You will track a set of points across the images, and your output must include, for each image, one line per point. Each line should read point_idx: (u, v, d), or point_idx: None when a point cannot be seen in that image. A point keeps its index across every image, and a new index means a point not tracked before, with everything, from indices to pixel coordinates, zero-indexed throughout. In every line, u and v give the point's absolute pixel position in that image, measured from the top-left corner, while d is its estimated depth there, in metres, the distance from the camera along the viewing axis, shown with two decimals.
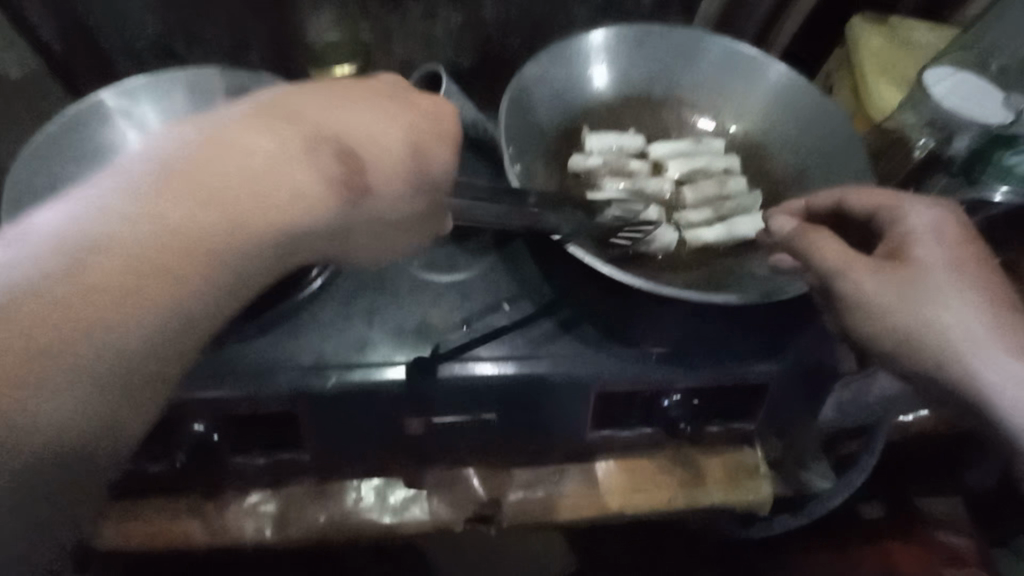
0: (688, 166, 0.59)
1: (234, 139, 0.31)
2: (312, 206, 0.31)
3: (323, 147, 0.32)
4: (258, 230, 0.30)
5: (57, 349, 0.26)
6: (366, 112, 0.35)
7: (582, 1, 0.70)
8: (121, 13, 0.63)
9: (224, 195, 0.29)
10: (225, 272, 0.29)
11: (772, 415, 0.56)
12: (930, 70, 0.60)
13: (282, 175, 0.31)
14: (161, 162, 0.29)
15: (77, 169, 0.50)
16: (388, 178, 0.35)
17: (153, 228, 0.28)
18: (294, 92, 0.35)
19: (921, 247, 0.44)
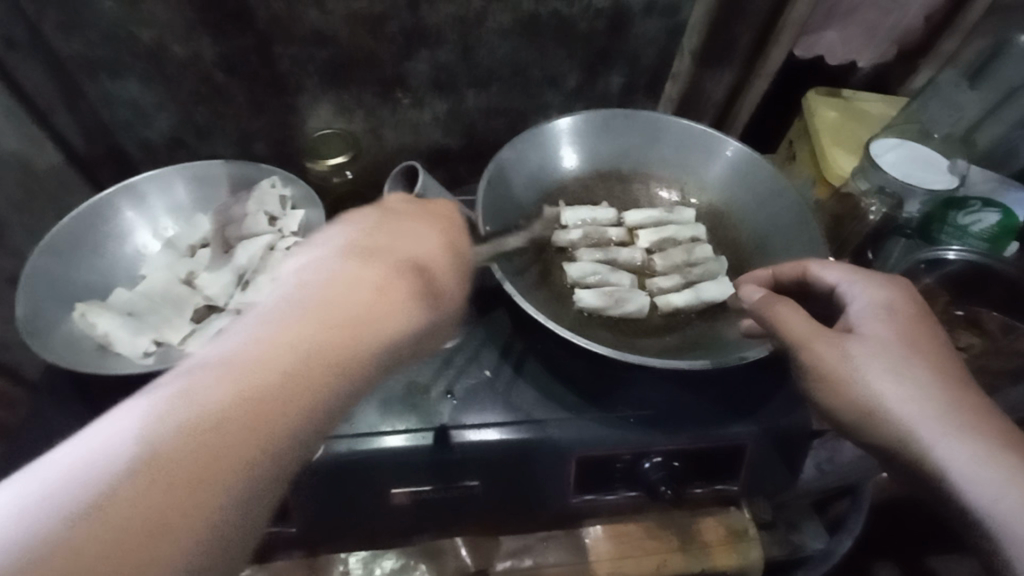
0: (657, 235, 0.63)
1: (348, 273, 0.36)
2: (402, 319, 0.36)
3: (400, 270, 0.38)
4: (371, 346, 0.34)
5: (208, 476, 0.28)
6: (393, 233, 0.40)
7: (556, 88, 0.76)
8: (139, 113, 0.70)
9: (349, 318, 0.34)
10: (347, 385, 0.33)
11: (754, 476, 0.57)
12: (877, 141, 0.68)
13: (396, 298, 0.36)
14: (298, 295, 0.34)
15: (103, 261, 0.56)
16: (447, 287, 0.41)
17: (301, 355, 0.32)
18: (355, 225, 0.40)
19: (871, 323, 0.45)
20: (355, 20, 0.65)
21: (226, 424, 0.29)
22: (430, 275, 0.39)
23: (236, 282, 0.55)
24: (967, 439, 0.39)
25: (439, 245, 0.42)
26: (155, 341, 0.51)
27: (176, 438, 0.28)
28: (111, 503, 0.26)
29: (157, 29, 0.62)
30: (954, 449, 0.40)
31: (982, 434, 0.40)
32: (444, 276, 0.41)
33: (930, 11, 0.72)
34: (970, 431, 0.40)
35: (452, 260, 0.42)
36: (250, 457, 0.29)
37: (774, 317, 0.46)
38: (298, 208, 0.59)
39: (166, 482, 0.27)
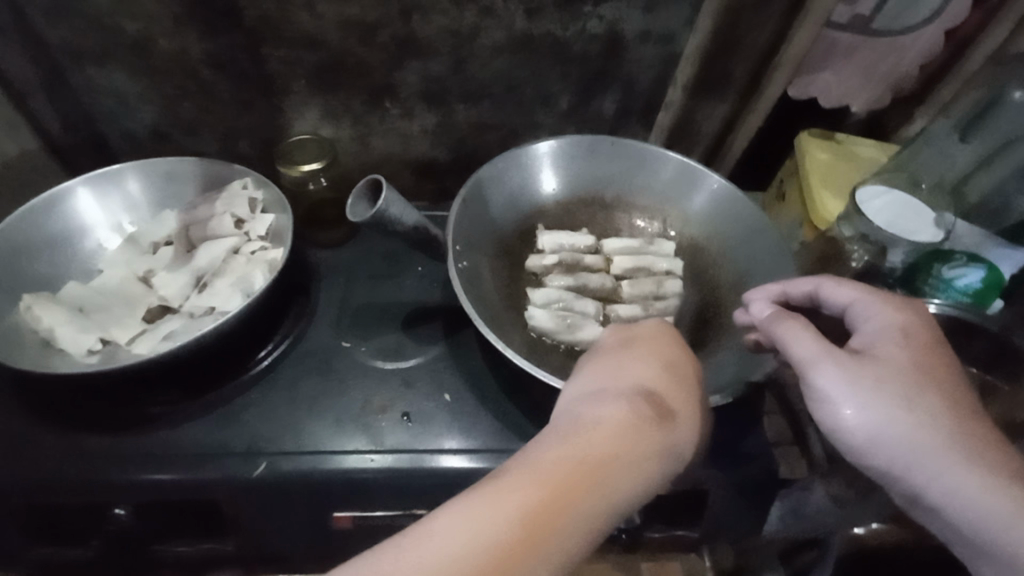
0: (632, 262, 0.62)
1: (584, 417, 0.34)
2: (639, 467, 0.32)
3: (629, 400, 0.35)
4: (605, 491, 0.31)
5: None
6: (626, 365, 0.38)
7: (547, 110, 0.76)
8: (120, 104, 0.69)
9: (576, 461, 0.31)
10: (586, 529, 0.29)
11: (718, 522, 0.55)
12: (864, 186, 0.67)
13: (635, 440, 0.32)
14: (543, 437, 0.33)
15: (59, 251, 0.55)
16: (693, 426, 0.36)
17: (551, 488, 0.30)
18: (638, 353, 0.38)
19: (888, 345, 0.41)
20: (347, 26, 0.64)
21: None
22: (668, 405, 0.36)
23: (194, 284, 0.53)
24: (978, 472, 0.37)
25: (683, 370, 0.38)
26: (101, 340, 0.49)
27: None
28: None
29: (143, 21, 0.61)
30: (961, 480, 0.38)
31: (994, 469, 0.38)
32: (684, 405, 0.36)
33: (929, 59, 0.72)
34: (979, 464, 0.38)
35: (689, 389, 0.37)
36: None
37: (780, 335, 0.42)
38: (268, 212, 0.58)
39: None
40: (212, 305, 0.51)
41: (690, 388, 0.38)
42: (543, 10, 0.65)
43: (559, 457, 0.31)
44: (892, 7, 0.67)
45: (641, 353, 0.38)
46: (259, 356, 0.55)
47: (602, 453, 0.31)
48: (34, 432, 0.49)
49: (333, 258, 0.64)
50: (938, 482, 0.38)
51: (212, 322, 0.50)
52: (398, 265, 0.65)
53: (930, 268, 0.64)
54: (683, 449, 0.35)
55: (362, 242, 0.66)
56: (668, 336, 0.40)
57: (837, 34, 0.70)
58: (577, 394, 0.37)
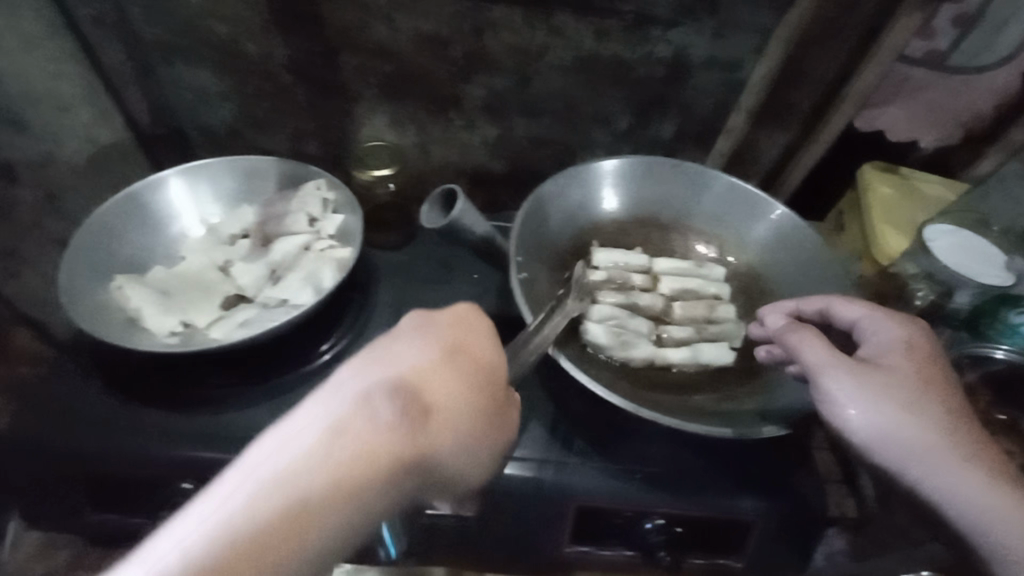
0: (681, 283, 0.62)
1: (371, 415, 0.34)
2: (400, 471, 0.33)
3: (395, 404, 0.34)
4: (388, 483, 0.32)
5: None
6: (397, 352, 0.37)
7: (606, 130, 0.77)
8: (204, 102, 0.73)
9: (353, 455, 0.32)
10: (358, 519, 0.31)
11: (763, 557, 0.54)
12: (931, 224, 0.66)
13: (394, 450, 0.33)
14: (343, 424, 0.33)
15: (146, 236, 0.59)
16: (451, 428, 0.36)
17: (335, 478, 0.31)
18: (407, 345, 0.38)
19: (891, 357, 0.44)
20: (421, 40, 0.67)
21: (245, 551, 0.28)
22: (430, 409, 0.36)
23: (268, 276, 0.56)
24: (975, 475, 0.39)
25: (465, 368, 0.38)
26: (182, 323, 0.53)
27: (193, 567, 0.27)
28: None
29: (233, 25, 0.65)
30: (959, 484, 0.39)
31: (988, 472, 0.39)
32: (456, 411, 0.36)
33: (1003, 99, 0.70)
34: (975, 467, 0.39)
35: (482, 400, 0.37)
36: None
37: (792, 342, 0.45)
38: (338, 212, 0.61)
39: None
40: (284, 298, 0.54)
41: (485, 406, 0.38)
42: (611, 32, 0.66)
43: (350, 450, 0.32)
44: (970, 45, 0.66)
45: (410, 343, 0.38)
46: (322, 349, 0.57)
47: (388, 456, 0.32)
48: (110, 403, 0.52)
49: (393, 260, 0.67)
50: (936, 483, 0.39)
51: (284, 314, 0.53)
52: (452, 270, 0.66)
53: (998, 312, 0.62)
54: (440, 461, 0.35)
55: (420, 247, 0.68)
56: (465, 330, 0.40)
57: (909, 69, 0.69)
58: (345, 376, 0.36)
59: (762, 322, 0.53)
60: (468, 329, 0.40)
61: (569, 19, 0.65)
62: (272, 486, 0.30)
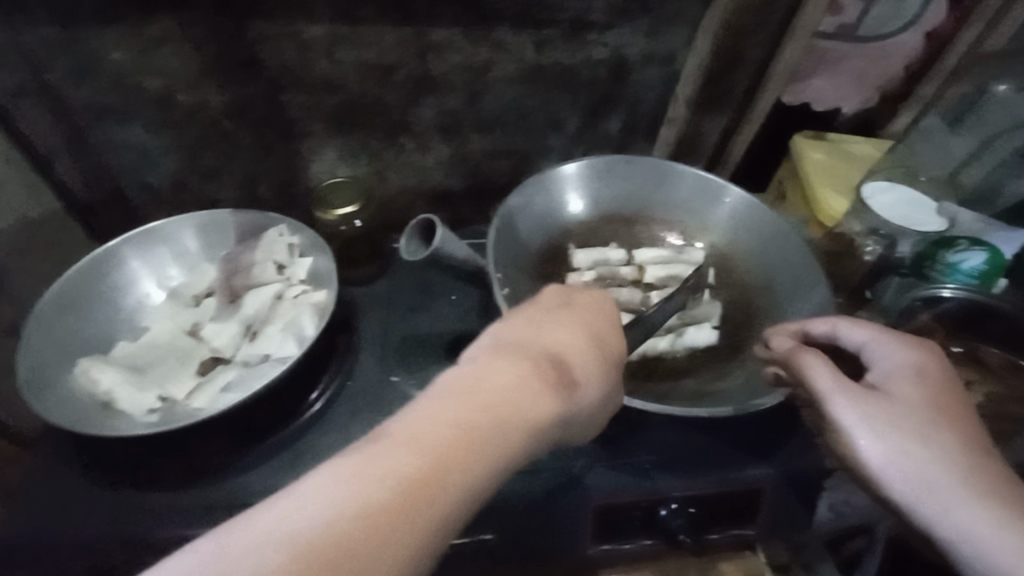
0: (662, 271, 0.64)
1: (498, 363, 0.35)
2: (550, 409, 0.34)
3: (538, 358, 0.36)
4: (534, 423, 0.34)
5: (414, 506, 0.28)
6: (552, 322, 0.40)
7: (557, 134, 0.78)
8: (143, 160, 0.69)
9: (509, 396, 0.33)
10: (517, 453, 0.32)
11: (775, 523, 0.56)
12: (866, 184, 0.70)
13: (532, 389, 0.34)
14: (482, 374, 0.34)
15: (103, 312, 0.56)
16: (589, 383, 0.38)
17: (491, 407, 0.33)
18: (539, 318, 0.40)
19: (903, 384, 0.45)
20: (365, 70, 0.66)
21: (417, 462, 0.30)
22: (568, 371, 0.37)
23: (243, 332, 0.54)
24: (985, 507, 0.39)
25: (593, 335, 0.40)
26: (160, 398, 0.50)
27: (378, 474, 0.29)
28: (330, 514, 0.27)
29: (166, 78, 0.62)
30: (973, 516, 0.39)
31: (1008, 508, 0.38)
32: (587, 374, 0.38)
33: (911, 60, 0.77)
34: (989, 499, 0.39)
35: (605, 364, 0.39)
36: (425, 514, 0.28)
37: (801, 366, 0.47)
38: (305, 255, 0.59)
39: (357, 530, 0.27)
40: (266, 352, 0.52)
41: (607, 369, 0.40)
42: (552, 40, 0.68)
43: (501, 378, 0.34)
44: (877, 14, 0.72)
45: (524, 312, 0.41)
46: (311, 399, 0.55)
47: (530, 392, 0.34)
48: (102, 492, 0.49)
49: (369, 294, 0.65)
50: (947, 514, 0.40)
51: (270, 369, 0.51)
52: (432, 294, 0.66)
53: (936, 255, 0.68)
54: (581, 410, 0.37)
55: (394, 277, 0.67)
56: (588, 303, 0.43)
57: (827, 44, 0.74)
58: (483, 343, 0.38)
59: (767, 346, 0.54)
60: (590, 303, 0.43)
61: (510, 33, 0.66)
62: (448, 404, 0.32)
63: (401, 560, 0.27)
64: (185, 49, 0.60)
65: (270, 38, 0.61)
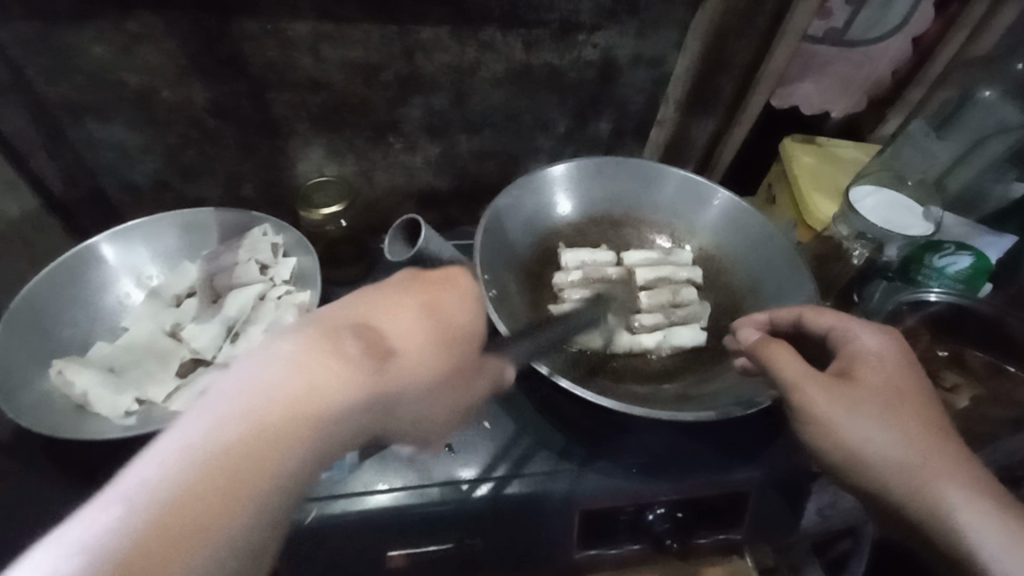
0: (653, 273, 0.63)
1: (304, 356, 0.33)
2: (354, 389, 0.33)
3: (348, 336, 0.35)
4: (336, 415, 0.32)
5: (183, 549, 0.27)
6: (365, 300, 0.38)
7: (546, 135, 0.78)
8: (124, 157, 0.68)
9: (309, 388, 0.32)
10: (317, 448, 0.32)
11: (761, 525, 0.55)
12: (855, 188, 0.71)
13: (341, 378, 0.33)
14: (271, 373, 0.32)
15: (80, 312, 0.54)
16: (415, 358, 0.37)
17: (279, 409, 0.31)
18: (347, 301, 0.37)
19: (866, 368, 0.45)
20: (351, 69, 0.65)
21: (198, 487, 0.28)
22: (388, 351, 0.36)
23: (225, 334, 0.53)
24: (946, 485, 0.40)
25: (421, 311, 0.39)
26: (137, 400, 0.49)
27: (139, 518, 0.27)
28: None
29: (147, 75, 0.61)
30: (937, 494, 0.40)
31: (963, 483, 0.40)
32: (417, 352, 0.37)
33: (897, 65, 0.77)
34: (950, 477, 0.40)
35: (438, 335, 0.38)
36: (222, 528, 0.28)
37: (768, 356, 0.47)
38: (291, 255, 0.58)
39: (176, 532, 0.27)
40: None
41: (445, 339, 0.39)
42: (540, 41, 0.67)
43: (299, 372, 0.32)
44: (864, 19, 0.72)
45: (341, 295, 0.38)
46: None
47: (321, 387, 0.32)
48: (78, 498, 0.48)
49: None
50: (913, 495, 0.41)
51: None
52: None
53: (923, 259, 0.69)
54: (406, 388, 0.36)
55: (382, 278, 0.66)
56: (441, 276, 0.41)
57: (815, 47, 0.75)
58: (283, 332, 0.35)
59: (734, 335, 0.56)
60: (442, 278, 0.41)
61: (498, 33, 0.65)
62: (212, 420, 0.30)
63: None
64: (166, 45, 0.59)
65: (253, 35, 0.60)
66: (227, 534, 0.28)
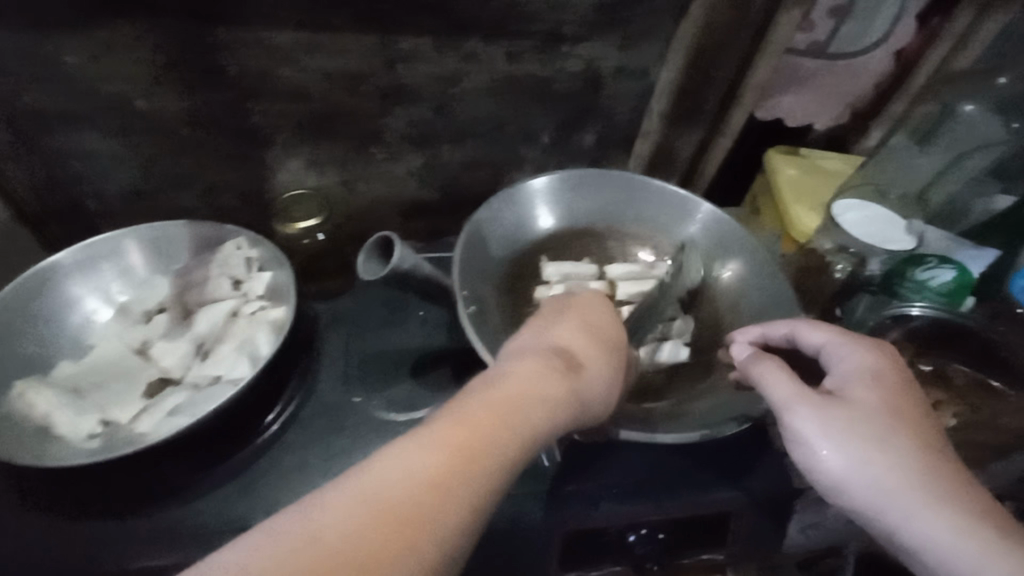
0: (637, 287, 0.62)
1: (513, 366, 0.39)
2: (559, 390, 0.38)
3: (546, 353, 0.41)
4: (547, 410, 0.37)
5: (437, 505, 0.30)
6: (555, 327, 0.44)
7: (531, 146, 0.77)
8: (97, 168, 0.66)
9: (527, 388, 0.37)
10: (533, 438, 0.35)
11: (746, 545, 0.55)
12: (837, 201, 0.71)
13: (543, 381, 0.38)
14: (488, 378, 0.38)
15: (45, 330, 0.53)
16: (596, 372, 0.42)
17: (502, 400, 0.36)
18: (543, 326, 0.45)
19: (859, 388, 0.44)
20: (330, 80, 0.64)
21: (444, 457, 0.32)
22: (576, 359, 0.42)
23: (194, 352, 0.52)
24: (943, 513, 0.39)
25: (595, 336, 0.45)
26: (101, 422, 0.47)
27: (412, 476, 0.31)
28: (322, 534, 0.29)
29: (120, 84, 0.60)
30: (931, 522, 0.39)
31: (959, 509, 0.39)
32: (594, 364, 0.42)
33: (880, 78, 0.77)
34: (946, 503, 0.40)
35: (607, 352, 0.44)
36: (459, 494, 0.31)
37: (759, 376, 0.46)
38: (265, 269, 0.57)
39: (431, 491, 0.31)
40: (217, 374, 0.50)
41: (612, 356, 0.44)
42: (523, 52, 0.66)
43: (512, 376, 0.38)
44: (846, 33, 0.72)
45: (540, 323, 0.45)
46: (267, 421, 0.53)
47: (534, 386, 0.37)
48: (40, 524, 0.46)
49: (334, 309, 0.63)
50: (908, 522, 0.40)
51: (221, 392, 0.48)
52: (399, 311, 0.64)
53: (906, 272, 0.68)
54: (593, 396, 0.41)
55: (362, 291, 0.65)
56: (592, 306, 0.48)
57: (799, 60, 0.74)
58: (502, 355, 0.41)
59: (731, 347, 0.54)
60: (592, 307, 0.48)
61: (480, 44, 0.65)
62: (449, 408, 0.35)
63: (427, 554, 0.29)
64: (140, 55, 0.58)
65: (229, 45, 0.59)
66: (467, 495, 0.31)
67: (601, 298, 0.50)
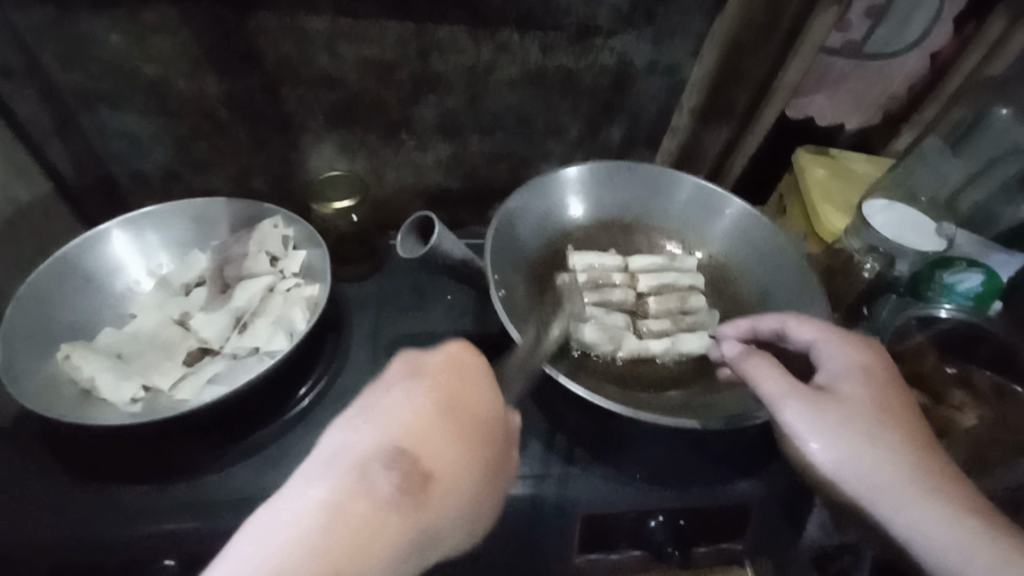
0: (658, 279, 0.63)
1: (347, 495, 0.34)
2: (398, 530, 0.34)
3: (387, 468, 0.36)
4: (383, 554, 0.33)
5: None
6: (398, 413, 0.38)
7: (558, 139, 0.78)
8: (136, 147, 0.68)
9: (365, 527, 0.33)
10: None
11: (762, 542, 0.56)
12: (866, 202, 0.70)
13: (385, 516, 0.34)
14: (325, 511, 0.33)
15: (88, 299, 0.55)
16: (454, 478, 0.37)
17: (331, 554, 0.32)
18: (393, 410, 0.39)
19: (847, 384, 0.45)
20: (366, 67, 0.65)
21: None
22: (429, 470, 0.37)
23: (233, 324, 0.53)
24: (934, 504, 0.40)
25: (459, 420, 0.39)
26: (143, 388, 0.49)
27: None
28: None
29: (162, 65, 0.61)
30: (920, 513, 0.40)
31: (945, 498, 0.41)
32: (451, 470, 0.37)
33: (913, 82, 0.77)
34: (933, 494, 0.41)
35: (465, 441, 0.39)
36: None
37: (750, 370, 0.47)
38: (301, 248, 0.58)
39: None
40: (255, 345, 0.51)
41: (477, 446, 0.39)
42: (557, 45, 0.67)
43: (344, 509, 0.33)
44: (880, 35, 0.72)
45: (386, 402, 0.39)
46: (300, 395, 0.55)
47: (370, 526, 0.33)
48: (77, 487, 0.48)
49: (363, 293, 0.65)
50: (898, 514, 0.41)
51: (258, 363, 0.50)
52: (426, 296, 0.65)
53: (932, 275, 0.68)
54: (449, 509, 0.37)
55: (390, 276, 0.66)
56: (448, 371, 0.41)
57: (831, 60, 0.74)
58: (339, 462, 0.36)
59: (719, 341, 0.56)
60: (454, 372, 0.41)
61: (514, 35, 0.65)
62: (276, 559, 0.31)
63: None
64: (183, 36, 0.60)
65: (270, 29, 0.60)
66: None
67: (459, 345, 0.43)
